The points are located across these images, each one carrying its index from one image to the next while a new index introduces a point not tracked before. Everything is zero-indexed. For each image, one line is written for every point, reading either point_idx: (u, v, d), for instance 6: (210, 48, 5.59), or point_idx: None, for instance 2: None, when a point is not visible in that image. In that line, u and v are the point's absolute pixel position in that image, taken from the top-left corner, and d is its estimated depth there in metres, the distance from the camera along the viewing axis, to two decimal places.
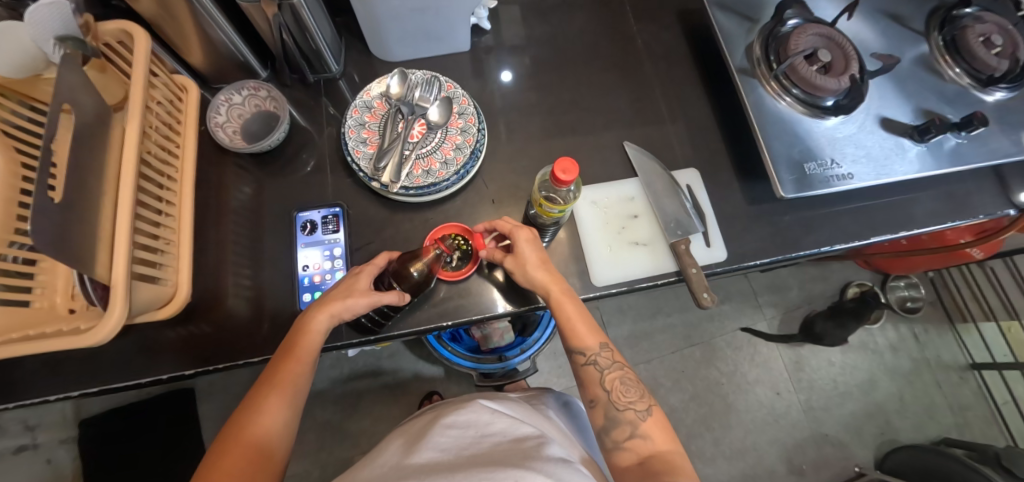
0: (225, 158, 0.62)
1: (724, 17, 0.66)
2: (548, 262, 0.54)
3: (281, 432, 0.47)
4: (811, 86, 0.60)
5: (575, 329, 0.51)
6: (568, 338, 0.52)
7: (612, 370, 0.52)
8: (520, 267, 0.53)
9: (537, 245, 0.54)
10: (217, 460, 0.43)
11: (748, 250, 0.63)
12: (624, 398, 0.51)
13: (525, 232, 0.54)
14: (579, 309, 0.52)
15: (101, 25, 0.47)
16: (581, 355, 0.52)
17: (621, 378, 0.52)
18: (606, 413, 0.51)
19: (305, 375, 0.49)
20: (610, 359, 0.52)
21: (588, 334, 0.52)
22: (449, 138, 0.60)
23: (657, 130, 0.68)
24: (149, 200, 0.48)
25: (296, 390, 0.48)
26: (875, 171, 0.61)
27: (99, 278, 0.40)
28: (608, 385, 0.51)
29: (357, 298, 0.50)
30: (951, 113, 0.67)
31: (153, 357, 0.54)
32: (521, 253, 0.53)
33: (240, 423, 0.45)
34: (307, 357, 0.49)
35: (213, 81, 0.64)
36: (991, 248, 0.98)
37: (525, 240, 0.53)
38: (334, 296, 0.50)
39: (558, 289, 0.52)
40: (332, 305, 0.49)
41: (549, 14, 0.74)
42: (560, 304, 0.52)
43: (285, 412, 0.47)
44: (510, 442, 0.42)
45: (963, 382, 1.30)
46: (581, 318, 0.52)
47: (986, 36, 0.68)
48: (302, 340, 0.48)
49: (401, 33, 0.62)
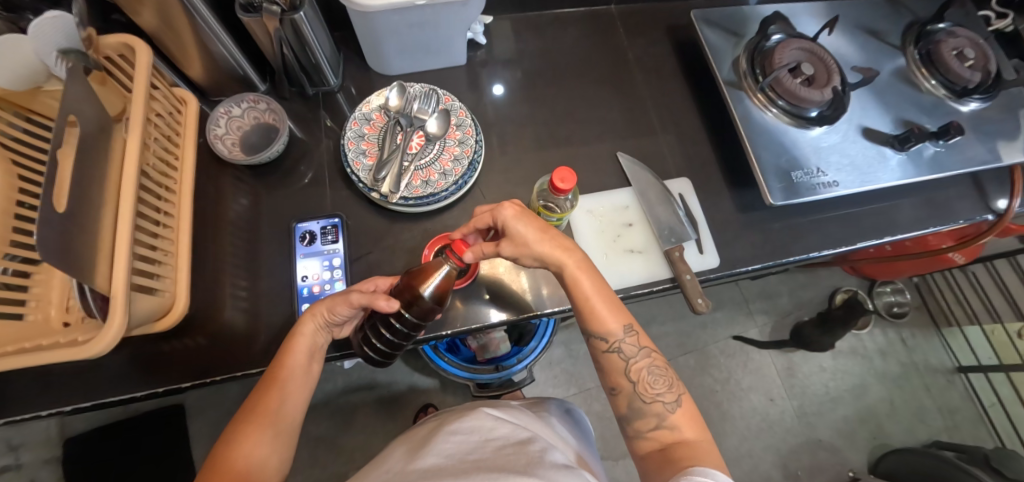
0: (223, 170, 0.63)
1: (711, 32, 0.68)
2: (548, 232, 0.50)
3: (278, 437, 0.46)
4: (796, 98, 0.62)
5: (597, 312, 0.49)
6: (589, 323, 0.49)
7: (638, 360, 0.49)
8: (521, 246, 0.49)
9: (528, 218, 0.49)
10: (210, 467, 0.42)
11: (739, 257, 0.64)
12: (652, 390, 0.48)
13: (508, 208, 0.49)
14: (595, 280, 0.50)
15: (102, 38, 0.48)
16: (603, 341, 0.49)
17: (648, 368, 0.49)
18: (630, 404, 0.48)
19: (294, 387, 0.48)
20: (636, 345, 0.49)
21: (611, 314, 0.49)
22: (447, 150, 0.61)
23: (649, 140, 0.70)
24: (148, 211, 0.49)
25: (288, 394, 0.48)
26: (860, 179, 0.63)
27: (99, 289, 0.40)
28: (633, 375, 0.49)
29: (339, 299, 0.49)
30: (929, 123, 0.70)
31: (147, 370, 0.54)
32: (515, 231, 0.49)
33: (233, 431, 0.45)
34: (296, 361, 0.48)
35: (211, 94, 0.65)
36: (971, 253, 1.01)
37: (510, 217, 0.48)
38: (320, 299, 0.51)
39: (573, 259, 0.49)
40: (315, 308, 0.50)
41: (542, 29, 0.76)
42: (577, 280, 0.49)
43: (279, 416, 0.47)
44: (513, 446, 0.42)
45: (951, 385, 1.32)
46: (598, 293, 0.49)
47: (960, 49, 0.72)
48: (291, 344, 0.49)
49: (400, 48, 0.63)
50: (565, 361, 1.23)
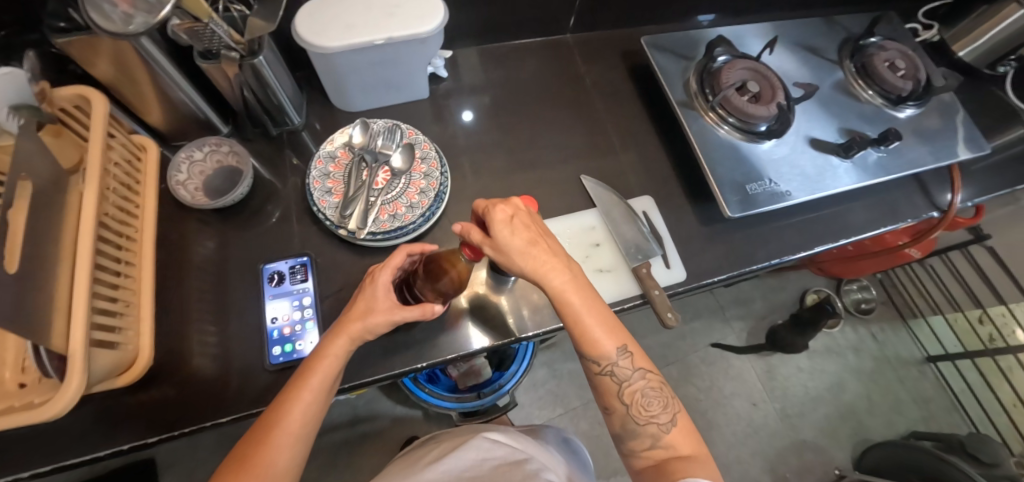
0: (187, 214, 0.62)
1: (662, 56, 0.71)
2: (538, 241, 0.49)
3: (288, 465, 0.43)
4: (744, 115, 0.66)
5: (590, 336, 0.47)
6: (582, 345, 0.48)
7: (633, 382, 0.48)
8: (505, 255, 0.47)
9: (518, 225, 0.48)
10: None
11: (704, 269, 0.66)
12: (646, 412, 0.48)
13: (502, 209, 0.48)
14: (587, 299, 0.48)
15: (55, 90, 0.48)
16: (596, 364, 0.48)
17: (643, 390, 0.48)
18: (624, 424, 0.48)
19: (315, 409, 0.45)
20: (630, 367, 0.48)
21: (604, 335, 0.48)
22: (413, 184, 0.61)
23: (612, 160, 0.72)
24: (107, 262, 0.47)
25: (307, 416, 0.44)
26: (811, 187, 0.67)
27: (55, 348, 0.39)
28: (627, 398, 0.48)
29: (379, 311, 0.48)
30: (871, 130, 0.75)
31: (111, 427, 0.52)
32: (500, 238, 0.47)
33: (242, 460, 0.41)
34: (323, 382, 0.45)
35: (173, 139, 0.65)
36: (926, 247, 1.09)
37: (499, 220, 0.47)
38: (353, 317, 0.48)
39: (558, 279, 0.48)
40: (351, 328, 0.47)
41: (503, 59, 0.78)
42: (566, 301, 0.48)
43: (296, 445, 0.44)
44: (508, 465, 0.45)
45: (922, 375, 1.37)
46: (591, 312, 0.48)
47: (891, 61, 0.78)
48: (318, 363, 0.46)
49: (362, 86, 0.65)
50: (549, 382, 1.22)
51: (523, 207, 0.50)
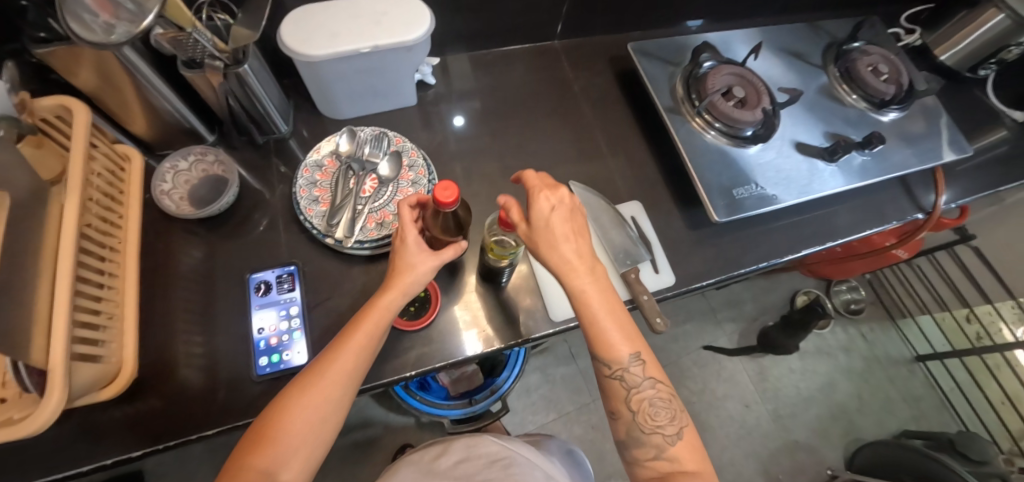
0: (173, 223, 0.61)
1: (648, 62, 0.72)
2: (575, 236, 0.49)
3: (333, 411, 0.45)
4: (730, 120, 0.66)
5: (605, 339, 0.47)
6: (596, 347, 0.48)
7: (642, 390, 0.48)
8: (543, 243, 0.48)
9: (561, 217, 0.48)
10: (263, 434, 0.42)
11: (693, 273, 0.67)
12: (653, 421, 0.48)
13: (546, 197, 0.48)
14: (608, 301, 0.48)
15: (36, 101, 0.48)
16: (607, 367, 0.48)
17: (651, 399, 0.48)
18: (630, 431, 0.48)
19: (363, 359, 0.47)
20: (641, 374, 0.48)
21: (620, 340, 0.47)
22: (400, 191, 0.61)
23: (600, 165, 0.73)
24: (89, 274, 0.47)
25: (356, 365, 0.46)
26: (797, 191, 0.67)
27: (34, 363, 0.38)
28: (634, 405, 0.48)
29: (421, 263, 0.49)
30: (855, 134, 0.76)
31: (94, 442, 0.51)
32: (543, 228, 0.48)
33: (283, 403, 0.43)
34: (369, 335, 0.47)
35: (158, 148, 0.64)
36: (914, 248, 1.10)
37: (543, 210, 0.48)
38: (400, 271, 0.49)
39: (581, 281, 0.47)
40: (400, 281, 0.48)
41: (490, 66, 0.79)
42: (585, 303, 0.47)
43: (334, 396, 0.44)
44: (510, 469, 0.57)
45: (911, 374, 1.38)
46: (610, 315, 0.48)
47: (874, 65, 0.79)
48: (370, 315, 0.47)
49: (349, 93, 0.64)
50: (542, 387, 1.22)
51: (570, 201, 0.49)
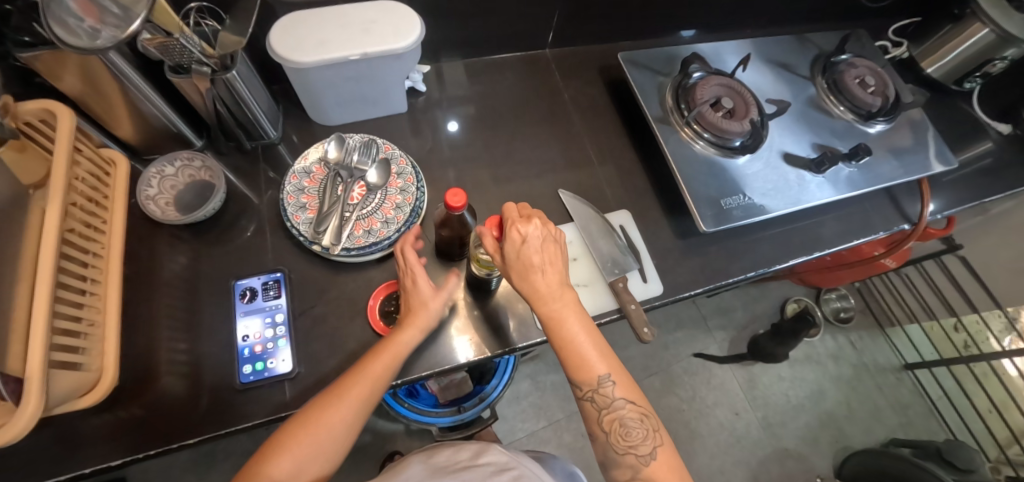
0: (158, 229, 0.61)
1: (638, 72, 0.72)
2: (552, 265, 0.49)
3: (345, 428, 0.47)
4: (719, 131, 0.67)
5: (580, 361, 0.48)
6: (571, 369, 0.48)
7: (613, 410, 0.48)
8: (521, 276, 0.48)
9: (539, 246, 0.48)
10: (281, 443, 0.46)
11: (681, 282, 0.67)
12: (626, 441, 0.47)
13: (518, 230, 0.48)
14: (584, 323, 0.49)
15: (20, 105, 0.47)
16: (580, 387, 0.48)
17: (623, 419, 0.48)
18: (605, 452, 0.49)
19: (382, 381, 0.50)
20: (613, 394, 0.48)
21: (593, 362, 0.48)
22: (389, 199, 0.61)
23: (589, 174, 0.73)
24: (70, 281, 0.46)
25: (374, 386, 0.49)
26: (783, 201, 0.68)
27: (9, 372, 0.38)
28: (607, 427, 0.48)
29: (435, 303, 0.53)
30: (842, 145, 0.77)
31: (70, 452, 0.50)
32: (521, 261, 0.48)
33: (302, 417, 0.47)
34: (388, 365, 0.50)
35: (145, 153, 0.64)
36: (901, 257, 1.12)
37: (518, 244, 0.47)
38: (418, 308, 0.53)
39: (556, 305, 0.48)
40: (419, 320, 0.52)
41: (481, 74, 0.79)
42: (560, 325, 0.48)
43: (349, 417, 0.47)
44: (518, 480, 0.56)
45: (900, 382, 1.39)
46: (584, 337, 0.48)
47: (861, 78, 0.80)
48: (395, 340, 0.51)
49: (339, 101, 0.64)
50: (532, 394, 1.22)
51: (546, 230, 0.49)
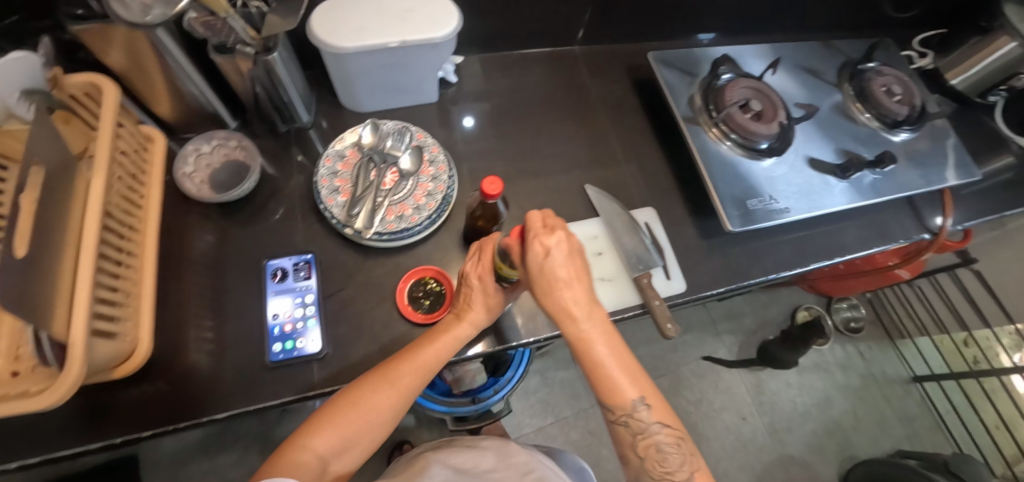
0: (190, 207, 0.62)
1: (668, 71, 0.73)
2: (577, 280, 0.49)
3: (387, 414, 0.48)
4: (746, 132, 0.67)
5: (611, 384, 0.48)
6: (602, 393, 0.49)
7: (649, 435, 0.48)
8: (548, 292, 0.48)
9: (562, 259, 0.48)
10: (324, 421, 0.46)
11: (703, 282, 0.67)
12: (663, 467, 0.47)
13: (539, 243, 0.48)
14: (616, 346, 0.49)
15: (66, 78, 0.47)
16: (613, 412, 0.48)
17: (659, 444, 0.48)
18: (638, 476, 0.49)
19: (428, 372, 0.51)
20: (650, 419, 0.48)
21: (626, 385, 0.48)
22: (420, 186, 0.61)
23: (615, 172, 0.73)
24: (110, 251, 0.47)
25: (420, 376, 0.50)
26: (807, 205, 0.68)
27: (55, 335, 0.38)
28: (642, 452, 0.48)
29: (490, 304, 0.55)
30: (867, 152, 0.77)
31: (101, 422, 0.51)
32: (542, 274, 0.48)
33: (349, 398, 0.47)
34: (436, 358, 0.51)
35: (181, 132, 0.65)
36: (916, 269, 1.12)
37: (539, 257, 0.48)
38: (471, 303, 0.54)
39: (586, 326, 0.48)
40: (470, 317, 0.54)
41: (509, 68, 0.79)
42: (591, 347, 0.48)
43: (395, 405, 0.49)
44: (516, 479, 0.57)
45: (907, 394, 1.39)
46: (615, 360, 0.48)
47: (888, 86, 0.81)
48: (444, 336, 0.52)
49: (372, 87, 0.65)
50: (541, 390, 1.22)
51: (568, 240, 0.49)
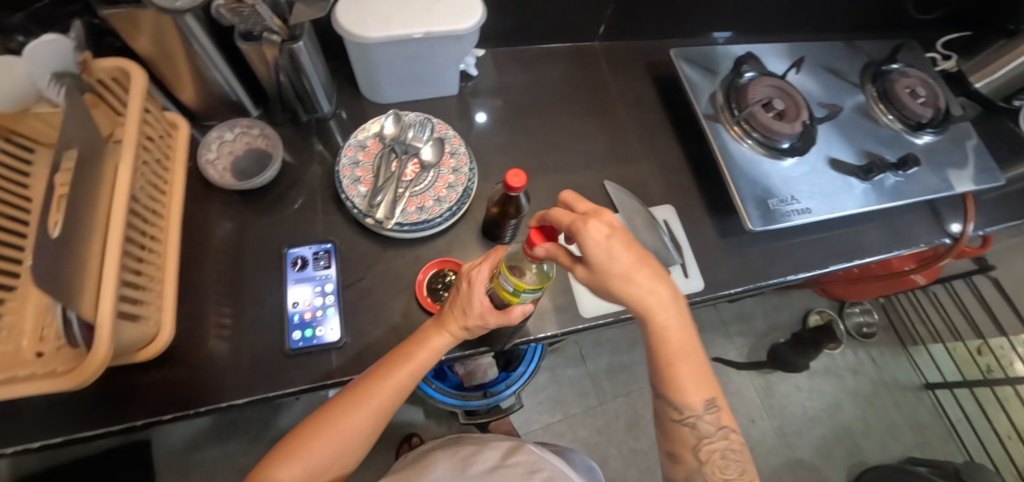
0: (212, 194, 0.62)
1: (690, 67, 0.72)
2: (644, 262, 0.43)
3: (362, 434, 0.48)
4: (768, 131, 0.67)
5: (681, 383, 0.45)
6: (669, 390, 0.46)
7: (714, 440, 0.46)
8: (619, 278, 0.42)
9: (615, 246, 0.41)
10: (297, 447, 0.46)
11: (721, 281, 0.67)
12: (721, 473, 0.46)
13: (595, 229, 0.40)
14: (693, 344, 0.45)
15: (95, 61, 0.47)
16: (678, 411, 0.46)
17: (722, 450, 0.47)
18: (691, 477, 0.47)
19: (402, 391, 0.49)
20: (715, 424, 0.46)
21: (696, 385, 0.45)
22: (441, 178, 0.61)
23: (633, 168, 0.73)
24: (135, 235, 0.47)
25: (393, 396, 0.49)
26: (828, 206, 0.68)
27: (84, 316, 0.39)
28: (703, 455, 0.47)
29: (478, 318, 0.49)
30: (889, 154, 0.76)
31: (123, 404, 0.51)
32: (602, 264, 0.41)
33: (321, 423, 0.47)
34: (412, 375, 0.49)
35: (203, 119, 0.65)
36: (932, 274, 1.10)
37: (595, 245, 0.40)
38: (453, 315, 0.50)
39: (664, 315, 0.44)
40: (450, 329, 0.50)
41: (528, 63, 0.79)
42: (668, 339, 0.44)
43: (369, 424, 0.48)
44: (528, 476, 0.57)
45: (919, 401, 1.38)
46: (691, 359, 0.45)
47: (912, 88, 0.79)
48: (420, 352, 0.50)
49: (394, 78, 0.65)
50: (549, 387, 1.22)
51: (617, 224, 0.41)
